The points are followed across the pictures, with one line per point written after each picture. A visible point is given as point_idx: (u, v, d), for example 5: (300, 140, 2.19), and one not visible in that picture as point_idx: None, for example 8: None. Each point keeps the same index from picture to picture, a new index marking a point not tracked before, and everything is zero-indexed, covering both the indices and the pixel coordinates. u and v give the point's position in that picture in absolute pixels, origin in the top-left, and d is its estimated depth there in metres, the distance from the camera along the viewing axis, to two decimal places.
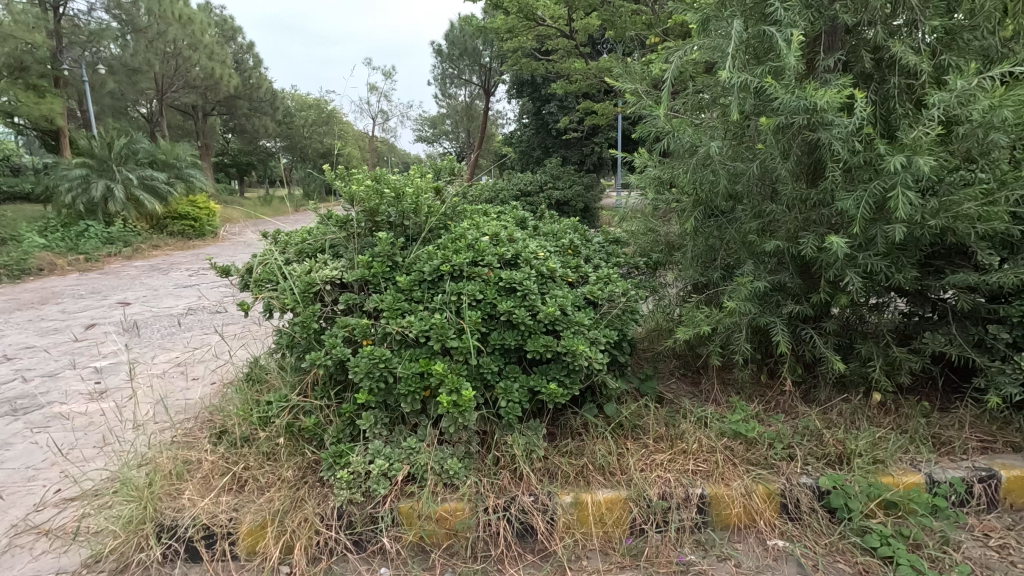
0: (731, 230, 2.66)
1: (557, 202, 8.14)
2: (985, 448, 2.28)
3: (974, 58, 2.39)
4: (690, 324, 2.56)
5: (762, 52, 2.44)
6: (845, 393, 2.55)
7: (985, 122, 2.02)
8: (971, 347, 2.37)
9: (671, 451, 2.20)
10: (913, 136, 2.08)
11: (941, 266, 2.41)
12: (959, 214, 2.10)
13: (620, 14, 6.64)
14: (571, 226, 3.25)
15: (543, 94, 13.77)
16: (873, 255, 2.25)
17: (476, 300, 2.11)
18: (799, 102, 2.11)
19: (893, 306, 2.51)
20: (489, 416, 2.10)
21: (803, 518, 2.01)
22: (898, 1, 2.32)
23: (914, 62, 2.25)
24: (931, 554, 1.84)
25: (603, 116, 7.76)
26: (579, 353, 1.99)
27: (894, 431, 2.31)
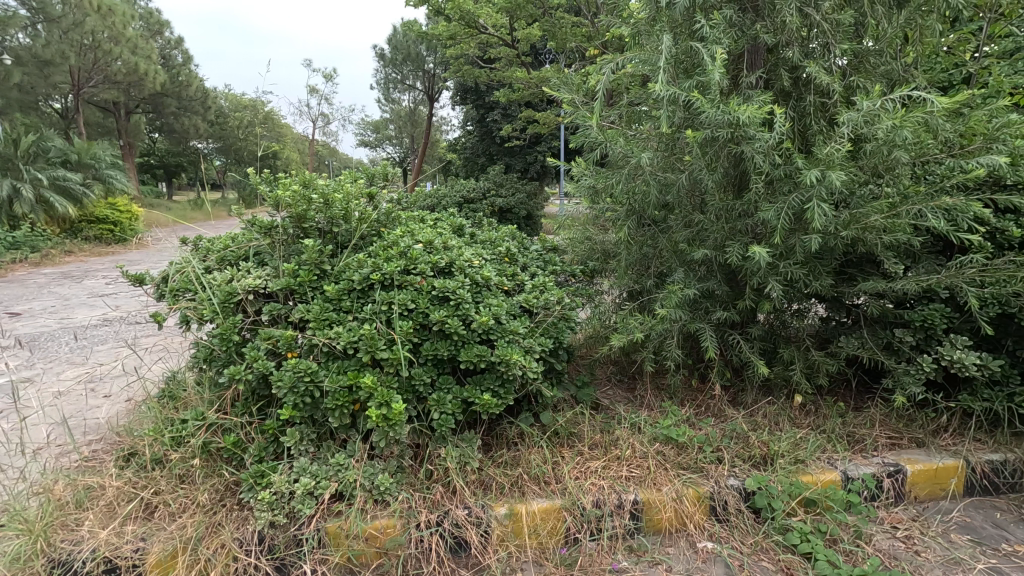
0: (663, 239, 2.73)
1: (501, 209, 8.14)
2: (894, 445, 2.43)
3: (879, 81, 2.57)
4: (624, 331, 2.60)
5: (690, 67, 2.53)
6: (769, 395, 2.67)
7: (889, 140, 2.17)
8: (880, 350, 2.53)
9: (605, 457, 2.23)
10: (826, 151, 2.20)
11: (853, 274, 2.57)
12: (867, 226, 2.24)
13: (561, 26, 6.79)
14: (509, 234, 3.25)
15: (487, 102, 13.82)
16: (793, 263, 2.37)
17: (408, 310, 2.06)
18: (723, 116, 2.20)
19: (811, 312, 2.65)
20: (422, 428, 2.05)
21: (730, 519, 2.06)
22: (812, 24, 2.47)
23: (827, 82, 2.39)
24: (846, 548, 1.93)
25: (545, 125, 7.87)
26: (512, 362, 1.98)
27: (813, 432, 2.44)
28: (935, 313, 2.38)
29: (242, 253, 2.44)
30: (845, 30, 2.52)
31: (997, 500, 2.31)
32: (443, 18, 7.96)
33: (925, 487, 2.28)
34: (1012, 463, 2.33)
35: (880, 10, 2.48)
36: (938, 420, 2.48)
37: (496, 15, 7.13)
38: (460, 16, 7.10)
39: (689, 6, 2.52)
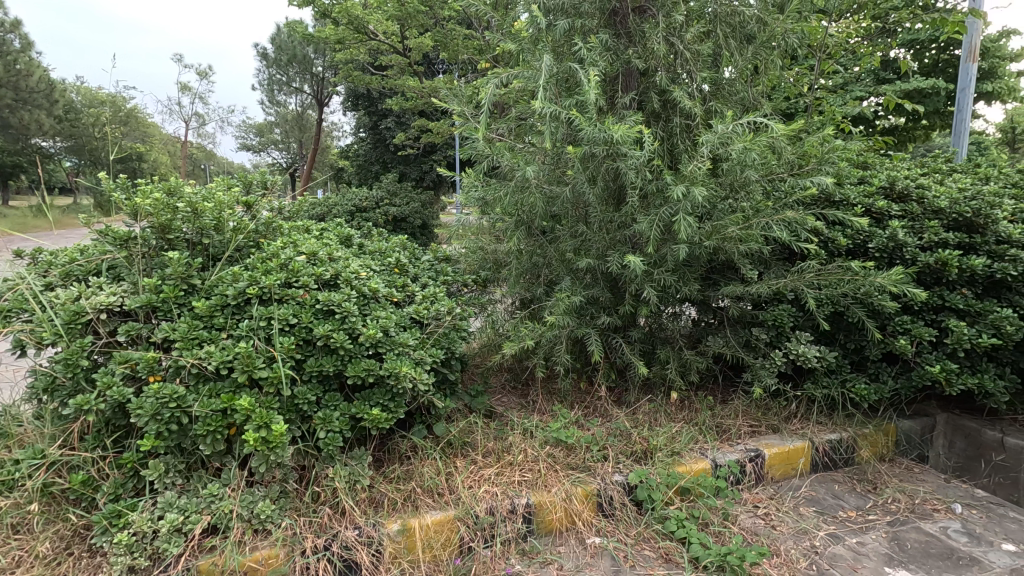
0: (550, 249, 2.84)
1: (396, 218, 8.00)
2: (754, 432, 2.71)
3: (734, 106, 2.89)
4: (515, 339, 2.67)
5: (571, 86, 2.67)
6: (649, 394, 2.87)
7: (741, 160, 2.44)
8: (741, 347, 2.82)
9: (499, 464, 2.26)
10: (690, 169, 2.43)
11: (717, 280, 2.84)
12: (726, 236, 2.50)
13: (453, 37, 6.87)
14: (400, 244, 3.21)
15: (380, 109, 13.54)
16: (665, 271, 2.58)
17: (289, 325, 1.96)
18: (600, 134, 2.35)
19: (683, 315, 2.89)
20: (307, 449, 1.96)
21: (616, 513, 2.19)
22: (677, 54, 2.72)
23: (689, 106, 2.64)
24: (716, 530, 2.11)
25: (439, 134, 7.88)
26: (402, 375, 1.96)
27: (686, 425, 2.65)
28: (783, 313, 2.71)
29: (93, 268, 2.18)
30: (704, 60, 2.80)
31: (836, 474, 2.66)
32: (331, 22, 7.70)
33: (780, 468, 2.56)
34: (846, 440, 2.69)
35: (732, 45, 2.79)
36: (788, 407, 2.81)
37: (387, 22, 7.03)
38: (348, 20, 6.93)
39: (569, 28, 2.67)
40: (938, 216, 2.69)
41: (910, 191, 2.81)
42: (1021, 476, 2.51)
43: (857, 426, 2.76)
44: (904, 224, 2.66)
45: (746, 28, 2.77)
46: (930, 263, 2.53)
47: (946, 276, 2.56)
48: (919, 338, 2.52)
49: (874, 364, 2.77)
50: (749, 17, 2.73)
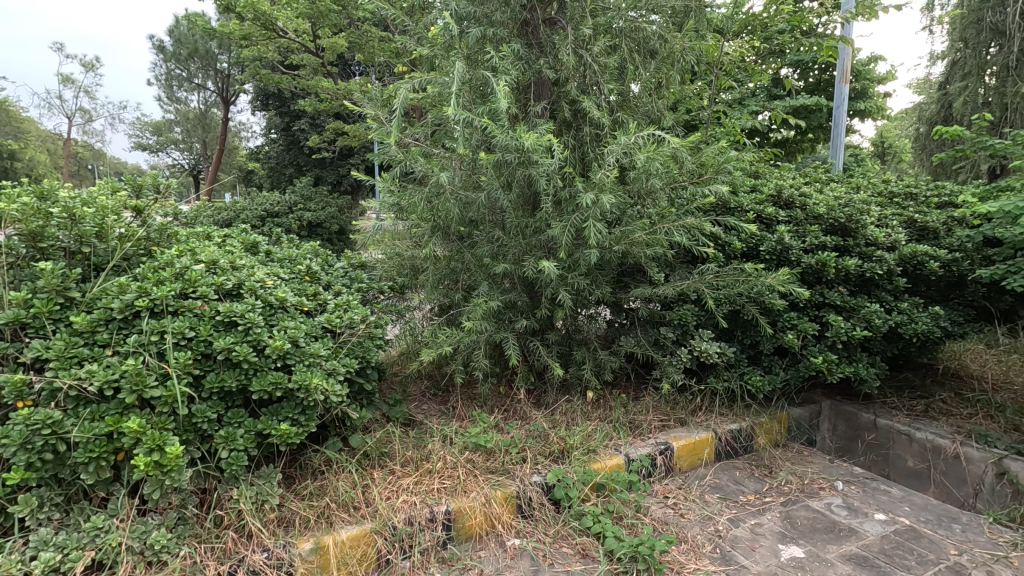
0: (468, 254, 2.85)
1: (311, 223, 7.69)
2: (664, 426, 2.86)
3: (639, 117, 3.05)
4: (433, 346, 2.65)
5: (484, 93, 2.71)
6: (566, 394, 2.95)
7: (645, 169, 2.58)
8: (651, 346, 2.97)
9: (418, 472, 2.23)
10: (599, 177, 2.54)
11: (628, 282, 2.98)
12: (633, 241, 2.62)
13: (368, 39, 6.72)
14: (312, 251, 3.09)
15: (292, 110, 12.98)
16: (578, 275, 2.67)
17: (185, 339, 1.83)
18: (512, 141, 2.41)
19: (598, 316, 3.01)
20: (208, 471, 1.83)
21: (534, 514, 2.23)
22: (586, 66, 2.83)
23: (598, 116, 2.75)
24: (629, 522, 2.20)
25: (355, 137, 7.66)
26: (312, 388, 1.89)
27: (601, 423, 2.75)
28: (687, 313, 2.89)
29: None
30: (611, 72, 2.94)
31: (737, 461, 2.86)
32: (235, 17, 7.29)
33: (687, 459, 2.72)
34: (745, 429, 2.90)
35: (636, 59, 2.94)
36: (694, 401, 3.00)
37: (297, 20, 6.75)
38: (254, 16, 6.60)
39: (480, 36, 2.71)
40: (818, 222, 2.98)
41: (795, 199, 3.08)
42: (890, 453, 2.86)
43: (754, 415, 2.98)
44: (789, 228, 2.92)
45: (649, 44, 2.94)
46: (812, 264, 2.79)
47: (825, 276, 2.84)
48: (804, 332, 2.78)
49: (767, 357, 3.01)
50: (651, 34, 2.90)
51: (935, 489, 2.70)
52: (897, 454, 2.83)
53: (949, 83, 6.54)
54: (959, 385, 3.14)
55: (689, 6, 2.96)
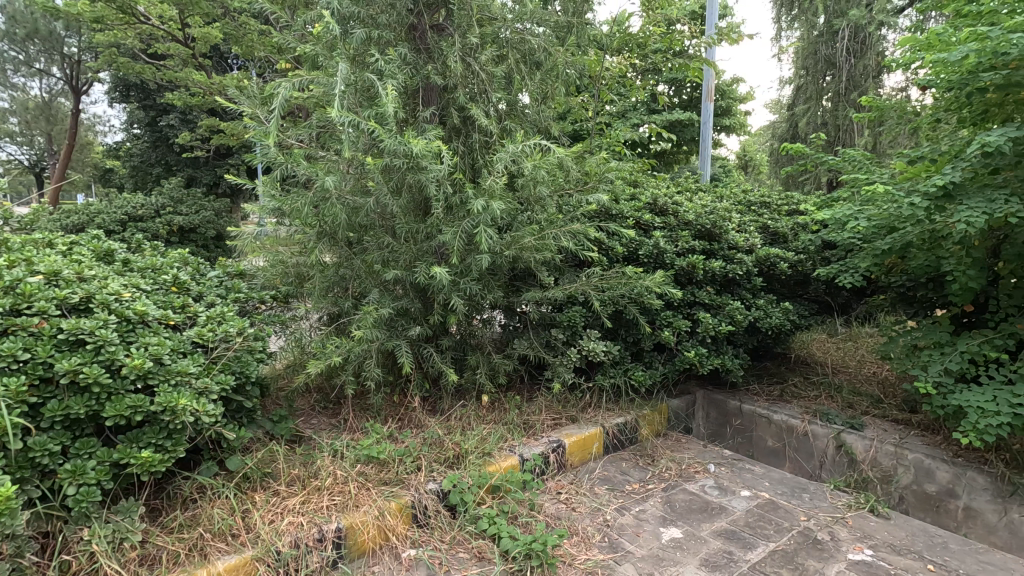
0: (357, 260, 2.77)
1: (182, 228, 7.02)
2: (556, 424, 2.96)
3: (526, 126, 3.14)
4: (321, 357, 2.54)
5: (370, 97, 2.65)
6: (462, 399, 2.96)
7: (533, 176, 2.67)
8: (543, 348, 3.07)
9: (305, 491, 2.12)
10: (488, 184, 2.58)
11: (519, 286, 3.06)
12: (523, 246, 2.70)
13: (246, 32, 6.29)
14: (181, 259, 2.83)
15: (159, 104, 11.78)
16: (470, 280, 2.69)
17: (18, 362, 1.60)
18: (400, 146, 2.41)
19: (492, 320, 3.06)
20: (51, 511, 1.61)
21: (430, 522, 2.20)
22: (473, 74, 2.87)
23: (486, 124, 2.80)
24: (524, 521, 2.26)
25: (233, 136, 7.12)
26: (180, 409, 1.73)
27: (496, 425, 2.80)
28: (575, 314, 3.02)
29: None
30: (498, 81, 3.00)
31: (623, 453, 3.04)
32: None
33: (578, 454, 2.84)
34: (630, 422, 3.09)
35: (522, 70, 3.04)
36: (583, 398, 3.14)
37: (161, 6, 6.15)
38: None
39: (365, 38, 2.65)
40: (688, 227, 3.25)
41: (668, 206, 3.34)
42: (753, 435, 3.20)
43: (638, 408, 3.19)
44: (664, 233, 3.17)
45: (533, 56, 3.04)
46: (684, 267, 3.05)
47: (695, 277, 3.11)
48: (678, 329, 3.02)
49: (648, 354, 3.23)
50: (535, 46, 3.01)
51: (790, 464, 3.05)
52: (759, 435, 3.17)
53: (795, 105, 7.44)
54: (807, 371, 3.58)
55: (571, 22, 3.11)
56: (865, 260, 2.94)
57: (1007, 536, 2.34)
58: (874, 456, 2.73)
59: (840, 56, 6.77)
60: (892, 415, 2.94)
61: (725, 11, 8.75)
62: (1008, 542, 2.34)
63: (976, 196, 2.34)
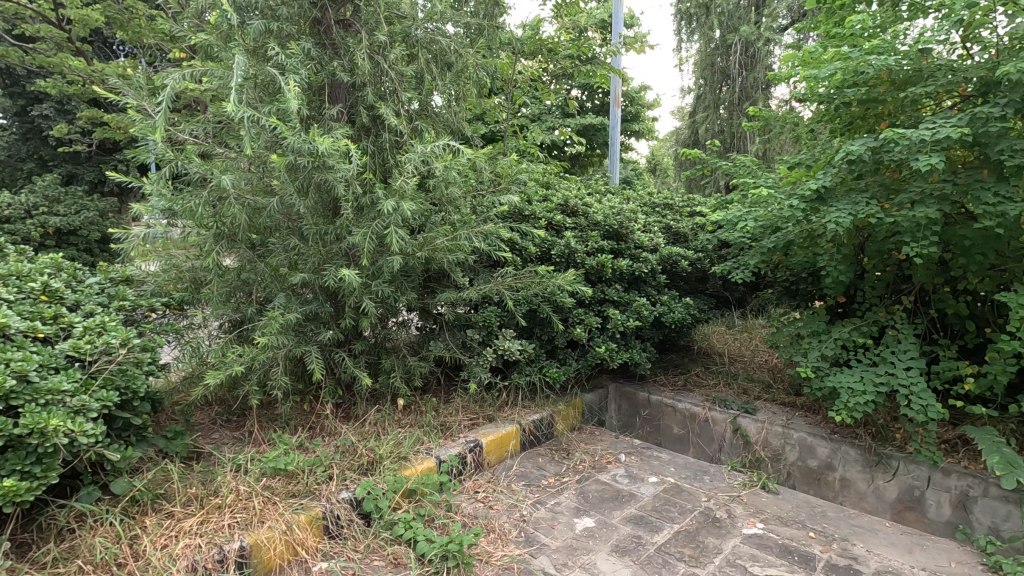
0: (260, 264, 2.63)
1: (60, 230, 6.35)
2: (473, 424, 2.98)
3: (438, 127, 3.13)
4: (220, 367, 2.39)
5: (271, 92, 2.53)
6: (376, 403, 2.90)
7: (444, 177, 2.66)
8: (459, 348, 3.08)
9: (203, 510, 1.99)
10: (399, 184, 2.54)
11: (434, 287, 3.05)
12: (435, 248, 2.69)
13: (132, 17, 5.78)
14: (54, 264, 2.56)
15: (29, 91, 10.55)
16: (382, 282, 2.64)
17: None
18: (304, 144, 2.31)
19: (406, 323, 3.02)
20: None
21: (342, 532, 2.14)
22: (382, 72, 2.82)
23: (396, 124, 2.76)
24: (440, 523, 2.25)
25: (119, 129, 6.52)
26: (50, 431, 1.56)
27: (412, 429, 2.77)
28: (490, 314, 3.06)
29: None
30: (409, 81, 2.96)
31: (540, 449, 3.11)
32: None
33: (495, 453, 2.87)
34: (545, 418, 3.17)
35: (433, 70, 3.01)
36: (500, 397, 3.18)
37: None
38: None
39: (264, 30, 2.52)
40: (597, 227, 3.38)
41: (579, 207, 3.45)
42: (661, 423, 3.39)
43: (553, 404, 3.28)
44: (575, 234, 3.27)
45: (444, 56, 3.03)
46: (593, 266, 3.17)
47: (605, 276, 3.24)
48: (589, 326, 3.13)
49: (561, 351, 3.33)
50: (446, 47, 3.00)
51: (693, 449, 3.26)
52: (666, 423, 3.36)
53: (695, 113, 7.95)
54: (707, 361, 3.83)
55: (482, 25, 3.14)
56: (754, 257, 3.20)
57: (874, 501, 2.64)
58: (765, 437, 2.97)
59: (733, 68, 7.32)
60: (780, 398, 3.22)
61: (632, 21, 9.19)
62: (875, 506, 2.64)
63: (843, 200, 2.60)
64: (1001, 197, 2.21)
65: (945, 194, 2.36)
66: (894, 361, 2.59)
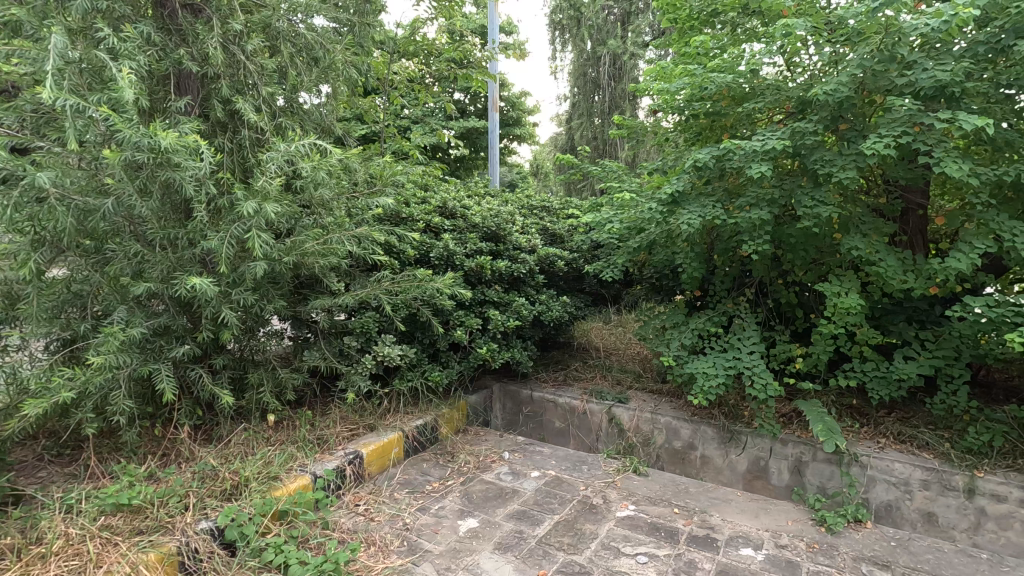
0: (95, 273, 2.31)
1: None
2: (352, 435, 2.86)
3: (306, 125, 2.96)
4: (44, 394, 2.07)
5: (101, 79, 2.23)
6: (243, 421, 2.68)
7: (313, 178, 2.51)
8: (335, 357, 2.96)
9: (23, 563, 1.70)
10: (261, 185, 2.36)
11: (306, 294, 2.89)
12: (304, 252, 2.54)
13: None
14: None
15: None
16: (244, 290, 2.44)
17: None
18: (143, 139, 2.06)
19: (276, 333, 2.84)
20: None
21: (202, 567, 1.94)
22: (238, 63, 2.61)
23: (255, 120, 2.56)
24: (315, 543, 2.13)
25: None
26: None
27: (284, 446, 2.59)
28: (369, 320, 2.97)
29: None
30: (271, 74, 2.76)
31: (424, 454, 3.07)
32: None
33: (376, 463, 2.77)
34: (429, 422, 3.14)
35: (298, 65, 2.85)
36: (381, 405, 3.09)
37: None
38: None
39: (90, 8, 2.21)
40: (476, 230, 3.41)
41: (457, 210, 3.46)
42: (543, 419, 3.50)
43: (437, 408, 3.25)
44: (453, 236, 3.27)
45: (310, 51, 2.88)
46: (472, 267, 3.19)
47: (484, 277, 3.27)
48: (470, 328, 3.15)
49: (444, 354, 3.31)
50: (311, 41, 2.86)
51: (573, 441, 3.41)
52: (548, 418, 3.48)
53: (571, 119, 8.33)
54: (585, 356, 4.03)
55: (352, 21, 3.06)
56: (622, 257, 3.42)
57: (729, 474, 2.94)
58: (637, 424, 3.19)
59: (603, 79, 7.79)
60: (649, 387, 3.47)
61: (510, 29, 9.42)
62: (730, 478, 2.93)
63: (695, 203, 2.86)
64: (817, 201, 2.56)
65: (774, 198, 2.68)
66: (740, 346, 2.90)
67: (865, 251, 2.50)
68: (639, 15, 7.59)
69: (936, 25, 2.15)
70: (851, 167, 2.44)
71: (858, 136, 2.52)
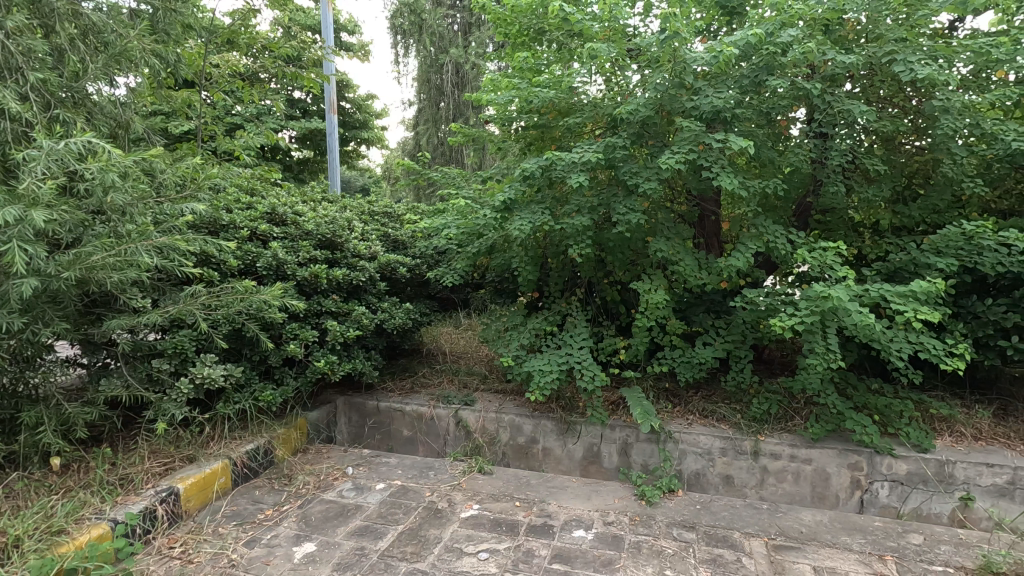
0: None
1: None
2: (167, 470, 2.54)
3: (94, 119, 2.56)
4: None
5: None
6: (16, 470, 2.24)
7: (100, 182, 2.16)
8: (141, 384, 2.60)
9: None
10: (27, 187, 1.98)
11: (101, 314, 2.51)
12: (93, 266, 2.20)
13: None
14: None
15: None
16: (9, 313, 2.04)
17: None
18: None
19: (60, 361, 2.42)
20: None
21: None
22: None
23: (18, 110, 2.15)
24: None
25: None
26: None
27: (73, 493, 2.21)
28: (183, 340, 2.66)
29: None
30: (42, 58, 2.34)
31: (257, 481, 2.83)
32: None
33: (196, 498, 2.49)
34: (261, 446, 2.90)
35: (80, 48, 2.46)
36: (203, 433, 2.78)
37: None
38: None
39: None
40: (309, 237, 3.24)
41: (287, 216, 3.26)
42: (389, 429, 3.43)
43: (270, 429, 3.02)
44: (283, 244, 3.07)
45: (98, 33, 2.52)
46: (306, 276, 3.03)
47: (319, 286, 3.13)
48: (305, 340, 2.98)
49: (277, 370, 3.09)
50: (99, 22, 2.49)
51: (421, 448, 3.39)
52: (395, 428, 3.42)
53: (418, 124, 8.36)
54: (432, 361, 4.04)
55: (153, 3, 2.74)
56: (462, 262, 3.48)
57: (567, 462, 3.14)
58: (482, 425, 3.27)
59: (447, 86, 7.89)
60: (493, 388, 3.58)
61: (352, 29, 9.12)
62: (568, 467, 3.14)
63: (526, 210, 3.02)
64: (629, 209, 2.84)
65: (594, 206, 2.93)
66: (572, 344, 3.11)
67: (668, 253, 2.85)
68: (478, 27, 7.83)
69: (710, 58, 2.52)
70: (654, 179, 2.75)
71: (659, 151, 2.86)
